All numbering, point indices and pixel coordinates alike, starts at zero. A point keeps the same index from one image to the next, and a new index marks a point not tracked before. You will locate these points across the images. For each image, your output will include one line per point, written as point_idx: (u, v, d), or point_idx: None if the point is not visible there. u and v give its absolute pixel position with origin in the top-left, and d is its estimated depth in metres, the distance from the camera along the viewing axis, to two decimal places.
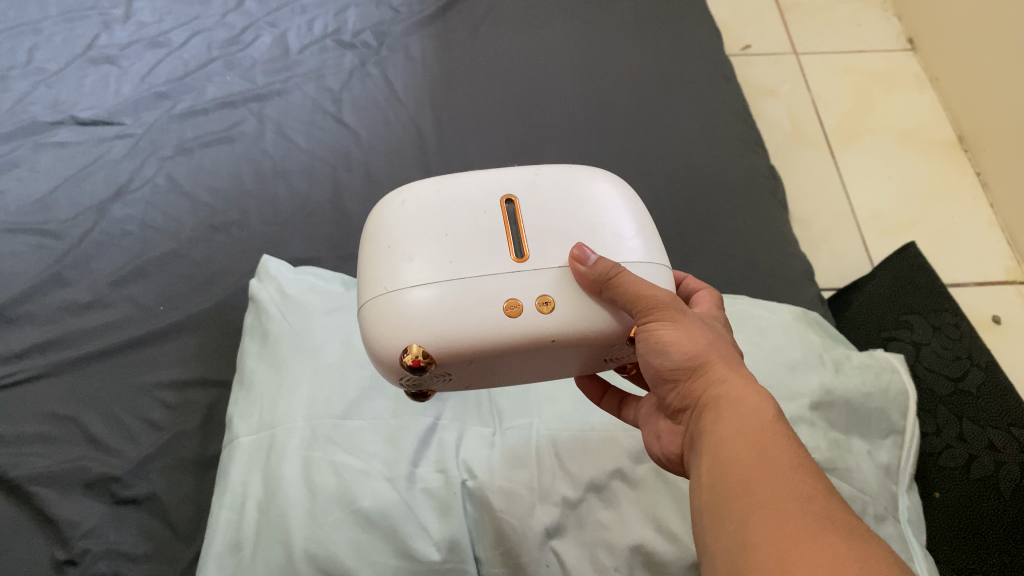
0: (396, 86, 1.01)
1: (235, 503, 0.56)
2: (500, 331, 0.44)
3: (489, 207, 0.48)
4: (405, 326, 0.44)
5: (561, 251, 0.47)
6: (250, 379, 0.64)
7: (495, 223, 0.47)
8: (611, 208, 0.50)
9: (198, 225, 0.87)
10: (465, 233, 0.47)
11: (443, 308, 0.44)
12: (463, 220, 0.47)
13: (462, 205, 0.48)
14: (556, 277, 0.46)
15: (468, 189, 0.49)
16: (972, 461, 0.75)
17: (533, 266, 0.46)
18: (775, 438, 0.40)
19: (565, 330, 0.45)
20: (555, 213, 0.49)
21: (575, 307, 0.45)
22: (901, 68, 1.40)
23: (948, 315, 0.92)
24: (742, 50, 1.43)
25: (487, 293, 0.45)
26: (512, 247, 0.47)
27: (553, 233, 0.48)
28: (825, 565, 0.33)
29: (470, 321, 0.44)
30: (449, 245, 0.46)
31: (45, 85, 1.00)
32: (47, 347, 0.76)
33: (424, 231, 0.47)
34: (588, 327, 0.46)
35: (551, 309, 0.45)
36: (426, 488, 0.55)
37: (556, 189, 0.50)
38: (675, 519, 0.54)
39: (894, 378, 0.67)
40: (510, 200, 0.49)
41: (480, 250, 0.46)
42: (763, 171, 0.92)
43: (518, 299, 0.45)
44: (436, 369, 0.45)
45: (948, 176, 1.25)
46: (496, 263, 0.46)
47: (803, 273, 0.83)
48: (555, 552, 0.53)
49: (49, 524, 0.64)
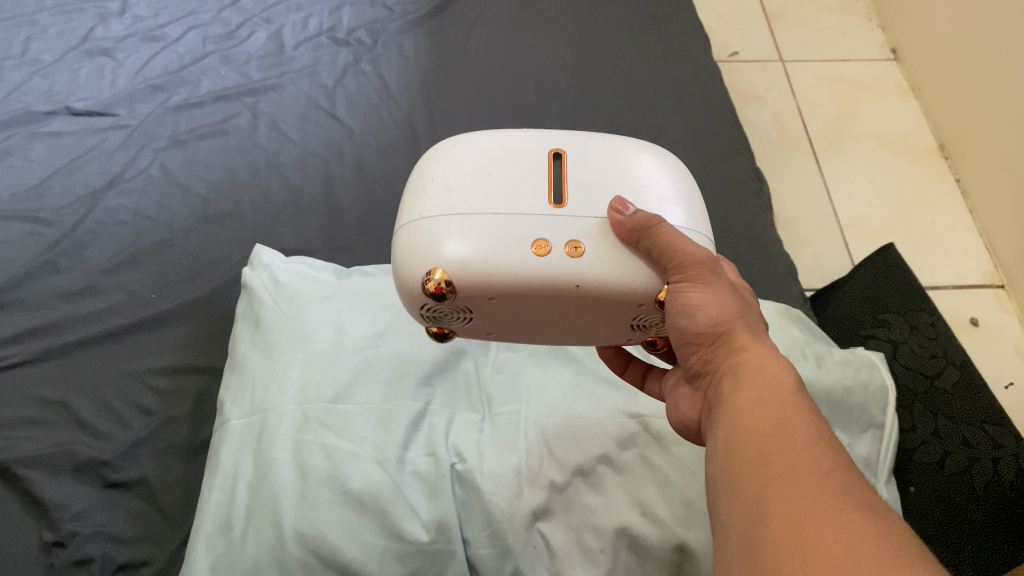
0: (389, 83, 1.02)
1: (225, 484, 0.57)
2: (523, 266, 0.46)
3: (537, 158, 0.51)
4: (432, 250, 0.47)
5: (599, 204, 0.49)
6: (242, 364, 0.65)
7: (538, 174, 0.50)
8: (661, 176, 0.52)
9: (191, 215, 0.87)
10: (504, 179, 0.49)
11: (471, 239, 0.47)
12: (506, 164, 0.50)
13: (509, 155, 0.51)
14: (592, 228, 0.48)
15: (519, 143, 0.52)
16: (947, 458, 0.77)
17: (569, 213, 0.48)
18: (796, 408, 0.42)
19: (591, 275, 0.46)
20: (598, 172, 0.51)
21: (605, 254, 0.47)
22: (885, 78, 1.43)
23: (925, 315, 0.94)
24: (730, 56, 1.46)
25: (517, 233, 0.47)
26: (552, 194, 0.49)
27: (593, 188, 0.50)
28: (840, 534, 0.33)
29: (496, 255, 0.46)
30: (488, 185, 0.49)
31: (41, 76, 1.01)
32: (39, 332, 0.76)
33: (468, 171, 0.50)
34: (613, 276, 0.47)
35: (579, 254, 0.46)
36: (416, 471, 0.56)
37: (605, 151, 0.52)
38: (659, 503, 0.55)
39: (874, 374, 0.68)
40: (558, 155, 0.51)
41: (517, 194, 0.48)
42: (750, 173, 0.94)
43: (548, 240, 0.46)
44: (455, 300, 0.48)
45: (929, 182, 1.27)
46: (531, 206, 0.48)
47: (787, 272, 0.85)
48: (542, 535, 0.54)
49: (37, 507, 0.64)
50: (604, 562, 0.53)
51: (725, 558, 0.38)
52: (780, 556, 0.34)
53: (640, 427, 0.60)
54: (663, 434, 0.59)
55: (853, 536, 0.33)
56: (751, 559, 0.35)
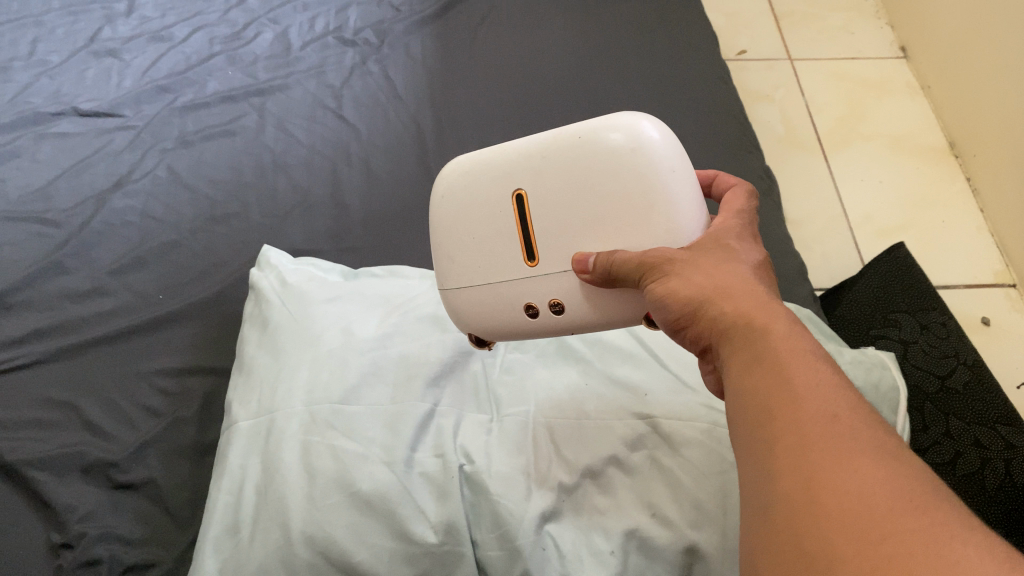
0: (395, 83, 1.02)
1: (233, 486, 0.57)
2: (527, 326, 0.57)
3: (503, 204, 0.56)
4: (461, 320, 0.59)
5: (567, 250, 0.54)
6: (251, 366, 0.65)
7: (510, 225, 0.56)
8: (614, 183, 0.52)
9: (198, 216, 0.87)
10: (487, 236, 0.57)
11: (479, 313, 0.58)
12: (483, 218, 0.57)
13: (485, 203, 0.57)
14: (568, 281, 0.54)
15: (488, 184, 0.57)
16: (958, 458, 0.78)
17: (543, 270, 0.55)
18: (791, 355, 0.40)
19: (577, 324, 0.55)
20: (557, 205, 0.54)
21: (582, 306, 0.54)
22: (894, 76, 1.42)
23: (936, 313, 0.92)
24: (738, 55, 1.45)
25: (512, 296, 0.56)
26: (525, 251, 0.56)
27: (555, 233, 0.54)
28: (853, 489, 0.32)
29: (503, 321, 0.57)
30: (478, 246, 0.57)
31: (48, 78, 1.01)
32: (46, 333, 0.76)
33: (458, 231, 0.58)
34: (593, 324, 0.55)
35: (561, 311, 0.55)
36: (424, 473, 0.56)
37: (558, 175, 0.54)
38: (670, 505, 0.55)
39: (885, 374, 0.68)
40: (520, 195, 0.55)
41: (500, 255, 0.56)
42: (758, 172, 0.94)
43: (534, 303, 0.56)
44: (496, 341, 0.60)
45: (939, 181, 1.26)
46: (517, 269, 0.56)
47: (797, 271, 0.84)
48: (550, 536, 0.53)
49: (45, 509, 0.64)
50: (615, 563, 0.52)
51: (746, 527, 0.37)
52: (797, 521, 0.33)
53: (649, 429, 0.59)
54: (672, 435, 0.58)
55: (867, 489, 0.32)
56: (770, 527, 0.35)
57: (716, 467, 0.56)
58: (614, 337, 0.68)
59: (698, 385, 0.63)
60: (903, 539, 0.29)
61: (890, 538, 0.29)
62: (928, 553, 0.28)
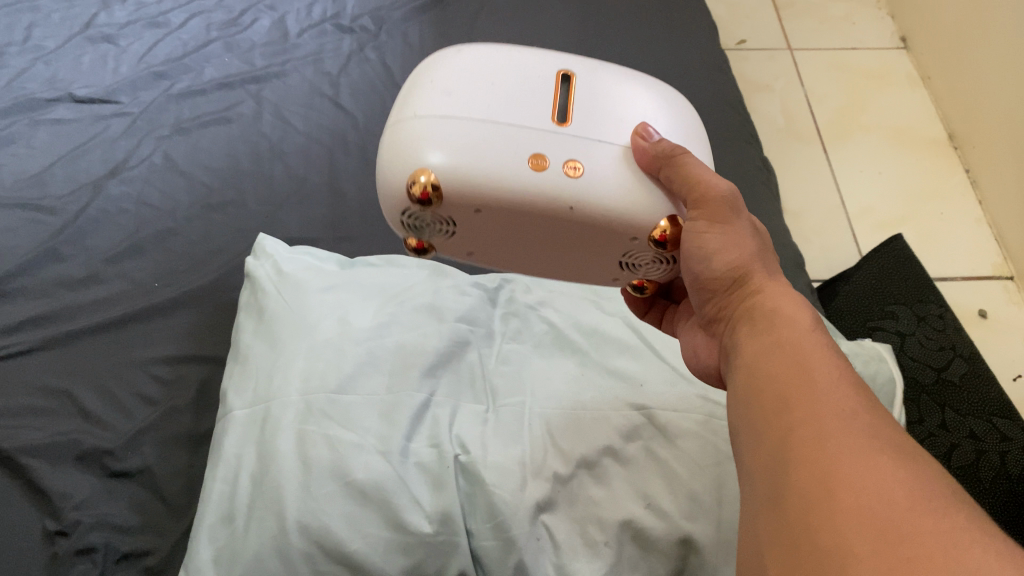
0: (393, 71, 1.02)
1: (228, 475, 0.57)
2: (516, 178, 0.45)
3: (545, 74, 0.50)
4: (431, 146, 0.46)
5: (616, 127, 0.49)
6: (246, 355, 0.64)
7: (547, 89, 0.50)
8: (685, 130, 0.53)
9: (195, 204, 0.87)
10: (509, 89, 0.49)
11: (468, 148, 0.46)
12: (508, 75, 0.50)
13: (518, 67, 0.50)
14: (603, 152, 0.48)
15: (527, 59, 0.51)
16: (953, 451, 0.78)
17: (574, 132, 0.48)
18: (814, 351, 0.41)
19: (585, 198, 0.46)
20: (608, 99, 0.51)
21: (608, 180, 0.47)
22: (894, 67, 1.41)
23: (933, 306, 0.93)
24: (738, 44, 1.45)
25: (518, 144, 0.46)
26: (555, 112, 0.48)
27: (604, 113, 0.49)
28: (871, 483, 0.32)
29: (490, 162, 0.46)
30: (490, 92, 0.49)
31: (43, 63, 1.01)
32: (41, 320, 0.76)
33: (469, 78, 0.49)
34: (618, 204, 0.47)
35: (577, 174, 0.46)
36: (420, 463, 0.56)
37: (617, 82, 0.52)
38: (665, 496, 0.55)
39: (882, 366, 0.68)
40: (566, 76, 0.51)
41: (522, 104, 0.48)
42: (757, 163, 0.93)
43: (544, 156, 0.46)
44: (440, 206, 0.47)
45: (938, 173, 1.26)
46: (536, 122, 0.47)
47: (794, 263, 0.84)
48: (545, 527, 0.54)
49: (40, 496, 0.64)
50: (609, 554, 0.53)
51: (751, 514, 0.37)
52: (809, 508, 0.33)
53: (645, 420, 0.59)
54: (669, 426, 0.59)
55: (886, 485, 0.32)
56: (779, 514, 0.35)
57: (711, 459, 0.57)
58: (610, 329, 0.68)
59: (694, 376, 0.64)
60: (919, 539, 0.29)
61: (907, 537, 0.29)
62: (945, 556, 0.28)
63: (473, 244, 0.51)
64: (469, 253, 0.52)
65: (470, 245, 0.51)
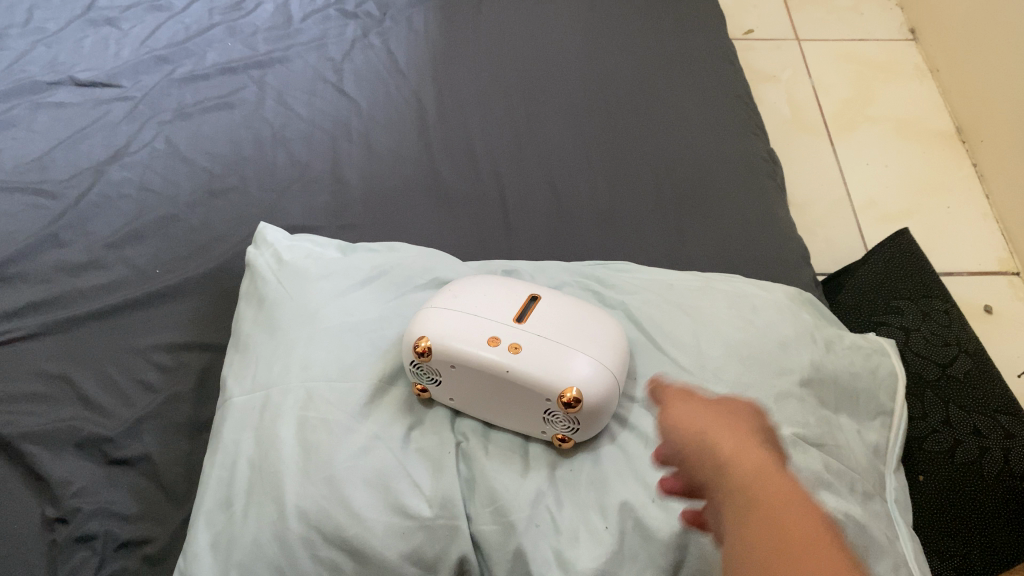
0: (397, 56, 1.01)
1: (226, 461, 0.57)
2: (476, 355, 0.54)
3: (521, 290, 0.59)
4: (427, 318, 0.57)
5: (559, 330, 0.55)
6: (247, 343, 0.64)
7: (518, 294, 0.58)
8: (625, 348, 0.58)
9: (196, 190, 0.86)
10: (494, 288, 0.59)
11: (451, 326, 0.56)
12: (497, 286, 0.59)
13: (508, 284, 0.60)
14: (541, 343, 0.54)
15: (516, 280, 0.60)
16: (956, 447, 0.77)
17: (526, 326, 0.55)
18: None
19: (521, 370, 0.53)
20: (566, 308, 0.57)
21: (535, 361, 0.53)
22: (902, 58, 1.40)
23: (938, 301, 0.92)
24: (745, 34, 1.45)
25: (482, 330, 0.55)
26: (518, 312, 0.56)
27: (557, 313, 0.57)
28: None
29: (461, 339, 0.55)
30: (477, 292, 0.58)
31: (44, 46, 1.00)
32: (41, 306, 0.75)
33: (471, 282, 0.60)
34: (540, 372, 0.53)
35: (518, 353, 0.54)
36: (421, 449, 0.56)
37: (581, 306, 0.59)
38: (666, 486, 0.53)
39: (884, 361, 0.69)
40: (534, 296, 0.58)
41: (496, 300, 0.57)
42: (763, 154, 0.93)
43: (499, 337, 0.54)
44: (429, 365, 0.56)
45: (944, 166, 1.25)
46: (499, 319, 0.56)
47: (800, 255, 0.83)
48: (547, 512, 0.53)
49: (40, 483, 0.63)
50: (610, 540, 0.52)
51: None
52: None
53: (644, 412, 0.58)
54: (668, 417, 0.57)
55: None
56: None
57: (711, 448, 0.55)
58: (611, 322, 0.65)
59: (695, 367, 0.61)
60: None
61: None
62: None
63: (447, 375, 0.56)
64: (452, 366, 0.55)
65: (444, 375, 0.56)
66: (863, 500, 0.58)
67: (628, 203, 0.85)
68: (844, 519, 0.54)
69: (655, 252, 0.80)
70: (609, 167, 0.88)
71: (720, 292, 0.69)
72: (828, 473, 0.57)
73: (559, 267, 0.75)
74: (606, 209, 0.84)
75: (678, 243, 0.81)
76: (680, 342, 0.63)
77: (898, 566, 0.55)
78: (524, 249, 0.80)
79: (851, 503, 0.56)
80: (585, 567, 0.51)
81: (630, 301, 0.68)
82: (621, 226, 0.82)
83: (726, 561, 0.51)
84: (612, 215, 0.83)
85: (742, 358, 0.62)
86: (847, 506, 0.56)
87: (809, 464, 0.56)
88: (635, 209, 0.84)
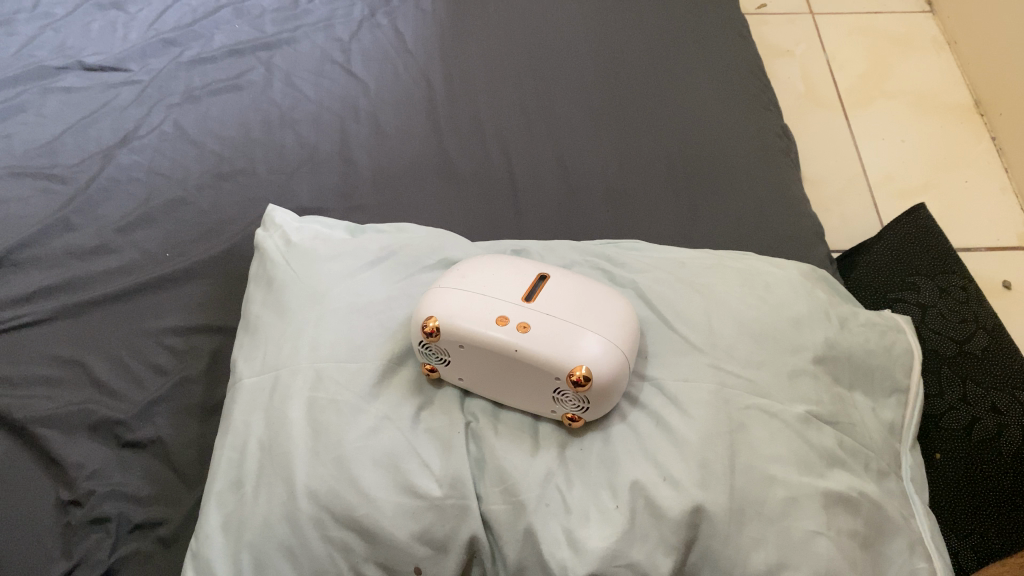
0: (405, 36, 1.00)
1: (237, 442, 0.57)
2: (484, 334, 0.54)
3: (528, 270, 0.58)
4: (435, 300, 0.57)
5: (566, 308, 0.55)
6: (256, 325, 0.64)
7: (525, 275, 0.57)
8: (633, 327, 0.57)
9: (206, 172, 0.86)
10: (501, 268, 0.58)
11: (460, 306, 0.55)
12: (505, 266, 0.58)
13: (516, 264, 0.59)
14: (550, 323, 0.54)
15: (523, 260, 0.60)
16: (974, 424, 0.77)
17: (536, 307, 0.55)
18: None
19: (530, 350, 0.53)
20: (572, 287, 0.57)
21: (544, 341, 0.53)
22: (919, 32, 1.39)
23: (956, 277, 0.91)
24: (758, 9, 1.43)
25: (491, 310, 0.54)
26: (527, 292, 0.56)
27: (564, 292, 0.56)
28: None
29: (469, 321, 0.54)
30: (482, 272, 0.58)
31: (52, 30, 1.01)
32: (53, 291, 0.75)
33: (479, 262, 0.59)
34: (548, 353, 0.53)
35: (526, 332, 0.53)
36: (430, 429, 0.56)
37: (588, 285, 0.58)
38: (677, 464, 0.53)
39: (900, 337, 0.68)
40: (543, 277, 0.57)
41: (504, 280, 0.57)
42: (776, 130, 0.92)
43: (508, 316, 0.54)
44: (438, 346, 0.56)
45: (962, 140, 1.23)
46: (508, 299, 0.55)
47: (814, 232, 0.81)
48: (558, 491, 0.53)
49: (53, 465, 0.64)
50: (621, 519, 0.51)
51: None
52: None
53: (654, 390, 0.58)
54: (679, 396, 0.56)
55: None
56: None
57: (723, 426, 0.54)
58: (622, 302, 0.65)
59: (706, 345, 0.60)
60: None
61: None
62: None
63: (456, 355, 0.56)
64: (460, 347, 0.55)
65: (453, 355, 0.56)
66: (877, 478, 0.58)
67: (639, 180, 0.84)
68: (859, 496, 0.54)
69: (668, 230, 0.79)
70: (619, 146, 0.87)
71: (732, 270, 0.68)
72: (841, 449, 0.57)
73: (569, 246, 0.74)
74: (616, 189, 0.83)
75: (690, 223, 0.80)
76: (693, 320, 0.62)
77: (913, 545, 0.55)
78: (533, 227, 0.80)
79: (865, 481, 0.56)
80: (596, 546, 0.50)
81: (639, 279, 0.67)
82: (632, 205, 0.81)
83: (738, 539, 0.51)
84: (622, 193, 0.82)
85: (754, 335, 0.61)
86: (862, 484, 0.55)
87: (823, 442, 0.56)
88: (646, 186, 0.83)
